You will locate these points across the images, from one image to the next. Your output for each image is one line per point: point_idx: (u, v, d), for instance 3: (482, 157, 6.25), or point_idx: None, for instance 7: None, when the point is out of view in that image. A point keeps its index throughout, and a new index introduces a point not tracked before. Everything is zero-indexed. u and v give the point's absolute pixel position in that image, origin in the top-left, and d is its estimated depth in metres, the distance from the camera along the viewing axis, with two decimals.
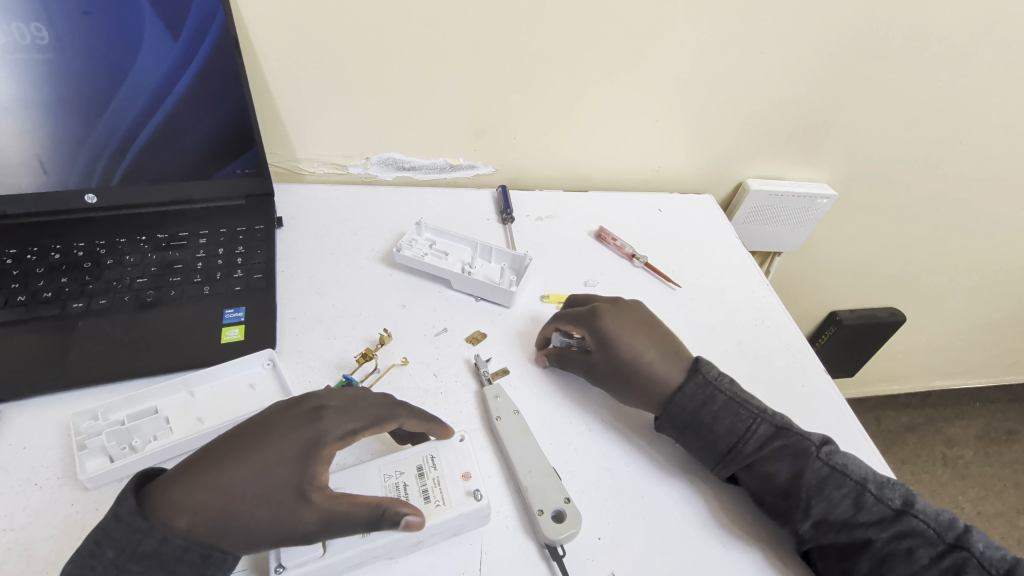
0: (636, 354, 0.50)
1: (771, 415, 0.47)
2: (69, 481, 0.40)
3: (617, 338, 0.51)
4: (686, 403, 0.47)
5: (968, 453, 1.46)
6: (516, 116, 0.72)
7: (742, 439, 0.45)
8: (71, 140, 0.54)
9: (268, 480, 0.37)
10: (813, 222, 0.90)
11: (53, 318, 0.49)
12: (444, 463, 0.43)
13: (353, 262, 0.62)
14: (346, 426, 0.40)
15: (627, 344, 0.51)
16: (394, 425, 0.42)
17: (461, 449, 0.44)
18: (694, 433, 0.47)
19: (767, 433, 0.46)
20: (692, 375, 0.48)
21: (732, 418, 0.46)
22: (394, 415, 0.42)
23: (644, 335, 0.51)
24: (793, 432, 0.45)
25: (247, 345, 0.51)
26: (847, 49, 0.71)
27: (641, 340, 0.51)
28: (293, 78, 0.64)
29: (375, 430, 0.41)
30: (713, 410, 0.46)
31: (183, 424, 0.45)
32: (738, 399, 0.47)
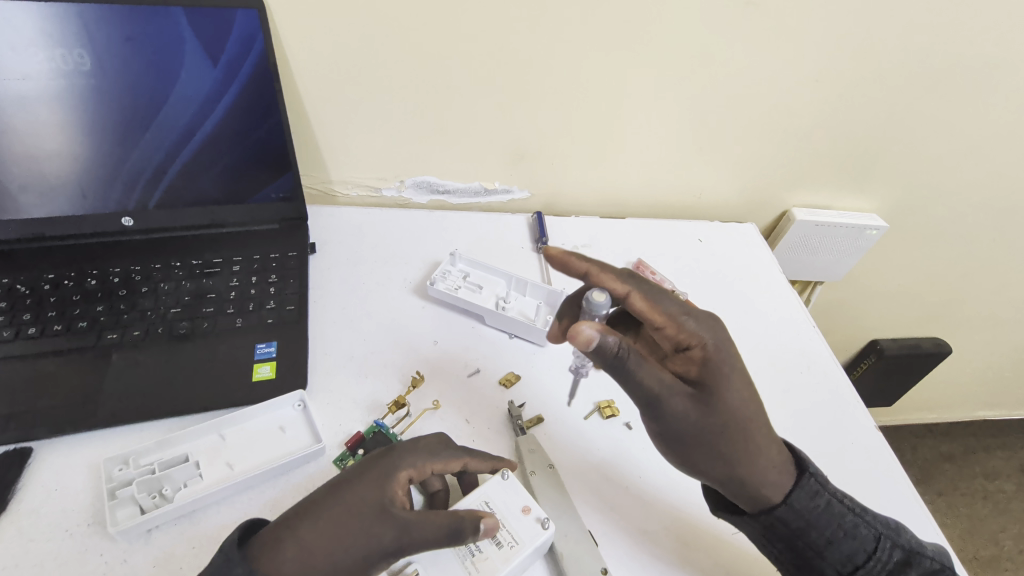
0: (737, 405, 0.41)
1: (891, 534, 0.41)
2: (100, 529, 0.40)
3: (729, 383, 0.41)
4: (792, 520, 0.41)
5: (1010, 486, 1.40)
6: (554, 142, 0.70)
7: (861, 569, 0.41)
8: (109, 165, 0.54)
9: (347, 501, 0.37)
10: (862, 253, 0.86)
11: (87, 349, 0.49)
12: (500, 505, 0.41)
13: (385, 293, 0.61)
14: (416, 459, 0.40)
15: (729, 386, 0.41)
16: (459, 466, 0.42)
17: (510, 483, 0.43)
18: (799, 553, 0.41)
19: (893, 562, 0.41)
20: (800, 482, 0.41)
21: (853, 543, 0.41)
22: (459, 453, 0.42)
23: (747, 380, 0.42)
24: (925, 561, 0.41)
25: (278, 384, 0.49)
26: (906, 78, 0.67)
27: (744, 385, 0.41)
28: (329, 102, 0.63)
29: (442, 464, 0.41)
30: (827, 535, 0.41)
31: (213, 469, 0.43)
32: (856, 514, 0.41)
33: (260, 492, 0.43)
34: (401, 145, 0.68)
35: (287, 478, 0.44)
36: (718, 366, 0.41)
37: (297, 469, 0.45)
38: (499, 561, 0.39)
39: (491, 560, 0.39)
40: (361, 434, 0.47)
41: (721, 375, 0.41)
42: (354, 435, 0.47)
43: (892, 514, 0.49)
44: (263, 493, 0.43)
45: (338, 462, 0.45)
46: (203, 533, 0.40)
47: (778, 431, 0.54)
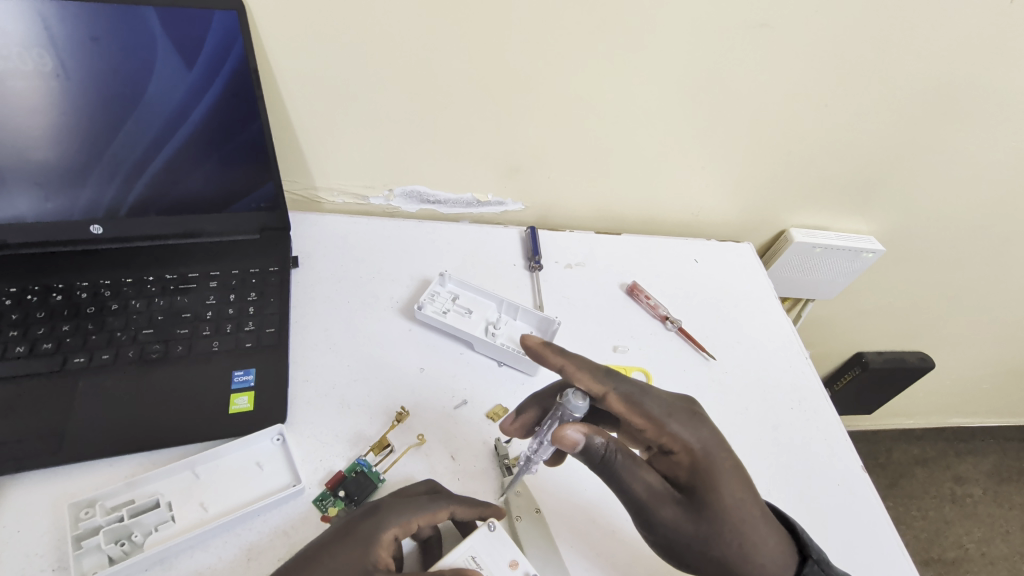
0: (729, 509, 0.41)
1: None
2: (64, 574, 0.38)
3: (718, 486, 0.41)
4: None
5: (977, 491, 1.44)
6: (550, 155, 0.67)
7: None
8: (76, 172, 0.50)
9: (328, 570, 0.37)
10: (856, 274, 0.85)
11: (51, 374, 0.47)
12: (487, 560, 0.41)
13: (371, 314, 0.58)
14: (400, 519, 0.39)
15: (718, 490, 0.41)
16: (446, 514, 0.41)
17: (497, 537, 0.42)
18: None
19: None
20: (801, 569, 0.41)
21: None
22: (445, 501, 0.42)
23: (739, 480, 0.42)
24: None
25: (255, 416, 0.47)
26: (914, 103, 0.65)
27: (734, 486, 0.42)
28: (315, 107, 0.59)
29: (428, 517, 0.40)
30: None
31: (186, 511, 0.42)
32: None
33: (235, 534, 0.41)
34: (391, 153, 0.65)
35: (263, 518, 0.42)
36: (704, 470, 0.42)
37: (274, 509, 0.43)
38: None
39: None
40: (342, 473, 0.45)
41: (709, 478, 0.42)
42: (335, 474, 0.45)
43: (876, 559, 0.50)
44: (238, 536, 0.41)
45: (318, 503, 0.44)
46: None
47: (766, 470, 0.54)
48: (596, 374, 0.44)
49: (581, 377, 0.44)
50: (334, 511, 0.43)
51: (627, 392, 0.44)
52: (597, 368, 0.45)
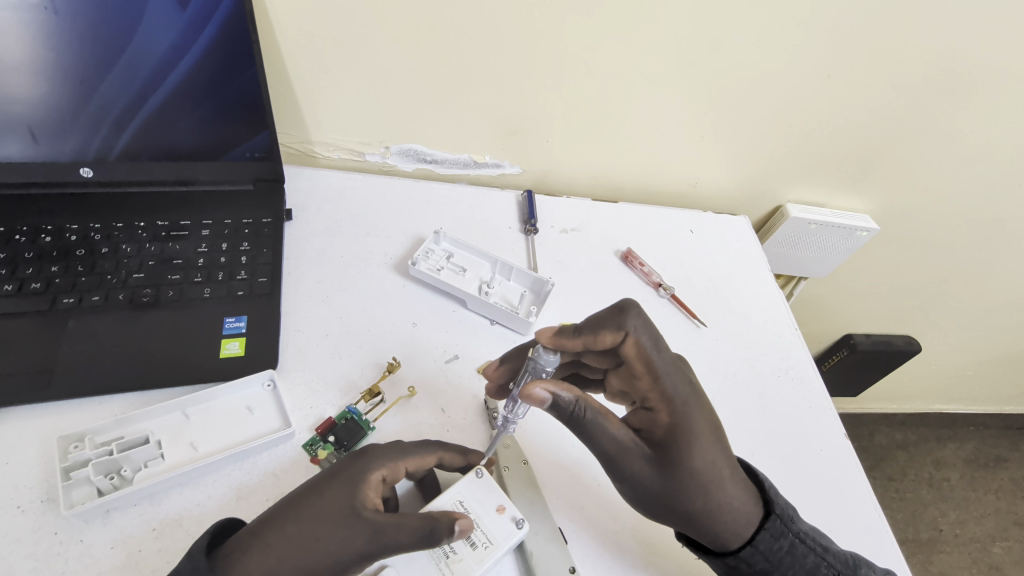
0: (699, 468, 0.42)
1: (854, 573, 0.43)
2: (54, 506, 0.38)
3: (693, 445, 0.42)
4: (756, 560, 0.42)
5: (955, 475, 1.47)
6: (550, 118, 0.67)
7: None
8: (66, 112, 0.49)
9: (316, 508, 0.36)
10: (849, 252, 0.85)
11: (41, 314, 0.46)
12: (474, 504, 0.42)
13: (364, 268, 0.58)
14: (388, 461, 0.39)
15: (692, 449, 0.42)
16: (434, 460, 0.42)
17: (484, 483, 0.43)
18: None
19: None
20: (763, 525, 0.42)
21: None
22: (434, 448, 0.42)
23: (714, 440, 0.43)
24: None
25: (247, 362, 0.47)
26: (919, 81, 0.65)
27: (707, 445, 0.42)
28: (312, 57, 0.58)
29: (415, 461, 0.41)
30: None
31: (176, 450, 0.42)
32: (818, 554, 0.42)
33: (224, 473, 0.42)
34: (389, 109, 0.64)
35: (253, 460, 0.43)
36: (681, 430, 0.42)
37: (264, 451, 0.43)
38: (473, 561, 0.40)
39: (465, 560, 0.40)
40: (333, 420, 0.46)
41: (685, 437, 0.42)
42: (325, 420, 0.46)
43: (855, 522, 0.51)
44: (228, 475, 0.42)
45: (308, 447, 0.44)
46: (164, 515, 0.39)
47: (750, 435, 0.55)
48: (607, 323, 0.41)
49: (567, 337, 0.42)
50: (324, 455, 0.44)
51: (642, 341, 0.41)
52: (609, 316, 0.42)
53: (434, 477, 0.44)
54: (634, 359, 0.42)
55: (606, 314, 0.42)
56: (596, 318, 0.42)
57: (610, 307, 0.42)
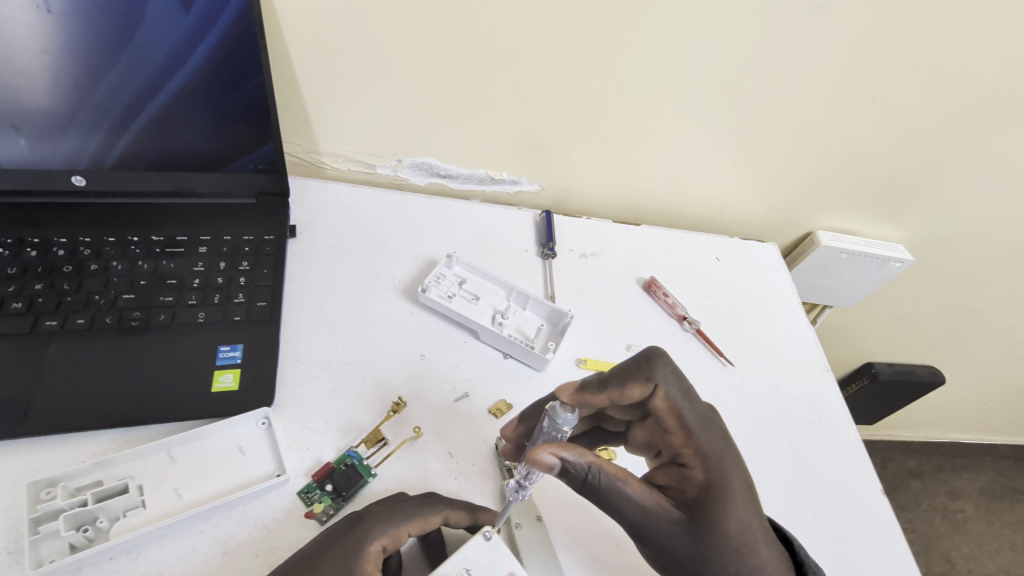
0: (733, 531, 0.38)
1: None
2: (19, 560, 0.34)
3: (726, 506, 0.38)
4: None
5: (969, 508, 1.42)
6: (574, 135, 0.63)
7: None
8: (57, 117, 0.45)
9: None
10: (880, 283, 0.81)
11: (20, 336, 0.43)
12: (482, 573, 0.38)
13: (371, 292, 0.54)
14: (388, 528, 0.36)
15: (726, 510, 0.38)
16: (440, 520, 0.38)
17: (493, 547, 0.39)
18: None
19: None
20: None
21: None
22: (440, 506, 0.39)
23: (750, 500, 0.39)
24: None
25: (241, 396, 0.44)
26: (969, 107, 0.61)
27: (742, 506, 0.38)
28: (324, 63, 0.54)
29: (420, 524, 0.37)
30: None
31: (158, 497, 0.38)
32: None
33: (211, 525, 0.38)
34: (403, 120, 0.60)
35: (243, 509, 0.39)
36: (716, 488, 0.38)
37: (255, 499, 0.40)
38: None
39: None
40: (331, 465, 0.42)
41: (720, 497, 0.38)
42: (323, 466, 0.42)
43: None
44: (215, 526, 0.38)
45: (303, 497, 0.40)
46: (142, 573, 0.35)
47: (780, 490, 0.50)
48: (635, 376, 0.38)
49: (591, 392, 0.38)
50: (320, 507, 0.40)
51: (672, 395, 0.38)
52: (636, 367, 0.38)
53: (439, 534, 0.40)
54: (665, 414, 0.39)
55: (632, 364, 0.38)
56: (622, 369, 0.38)
57: (636, 356, 0.39)
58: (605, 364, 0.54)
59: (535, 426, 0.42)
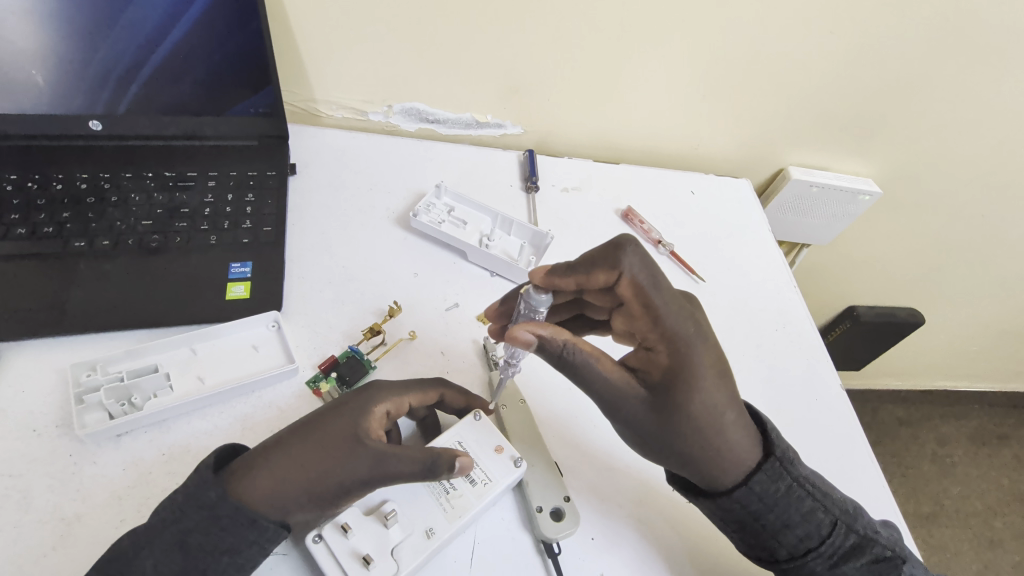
0: (700, 410, 0.39)
1: (856, 520, 0.41)
2: (68, 431, 0.40)
3: (693, 386, 0.39)
4: (751, 503, 0.40)
5: (959, 453, 1.40)
6: (551, 76, 0.67)
7: (814, 553, 0.40)
8: (73, 64, 0.49)
9: (323, 434, 0.37)
10: (850, 219, 0.85)
11: (53, 256, 0.48)
12: (473, 443, 0.42)
13: (367, 222, 0.59)
14: (391, 397, 0.40)
15: (693, 389, 0.39)
16: (436, 397, 0.43)
17: (483, 423, 0.43)
18: (750, 532, 0.41)
19: (843, 548, 0.41)
20: (761, 466, 0.40)
21: (809, 527, 0.41)
22: (437, 385, 0.43)
23: (717, 380, 0.40)
24: (878, 549, 0.41)
25: (253, 304, 0.49)
26: (924, 36, 0.64)
27: (709, 386, 0.39)
28: (314, 11, 0.58)
29: (419, 397, 0.42)
30: (784, 519, 0.40)
31: (183, 382, 0.44)
32: (816, 499, 0.41)
33: (231, 406, 0.43)
34: (390, 66, 0.64)
35: (259, 394, 0.44)
36: (683, 370, 0.39)
37: (270, 386, 0.45)
38: (472, 497, 0.39)
39: (465, 496, 0.39)
40: (335, 358, 0.47)
41: (686, 377, 0.39)
42: (328, 359, 0.47)
43: (847, 467, 0.52)
44: (234, 407, 0.43)
45: (310, 383, 0.45)
46: (172, 441, 0.41)
47: (744, 383, 0.55)
48: (602, 261, 0.39)
49: (558, 275, 0.41)
50: (326, 387, 0.45)
51: (637, 280, 0.39)
52: (604, 253, 0.39)
53: (435, 418, 0.45)
54: (631, 298, 0.40)
55: (599, 251, 0.40)
56: (590, 257, 0.40)
57: (606, 243, 0.40)
58: None
59: (512, 310, 0.46)
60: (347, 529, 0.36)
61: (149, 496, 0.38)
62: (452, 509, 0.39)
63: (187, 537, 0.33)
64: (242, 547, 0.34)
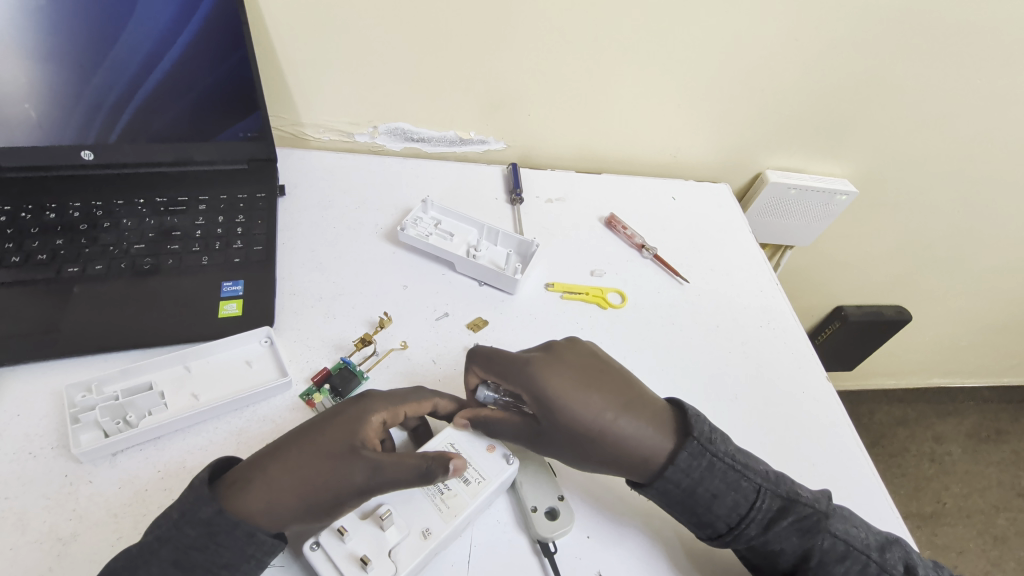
0: (612, 399, 0.43)
1: (776, 483, 0.41)
2: (64, 452, 0.41)
3: (597, 383, 0.43)
4: (678, 480, 0.40)
5: (957, 449, 1.38)
6: (529, 93, 0.69)
7: (746, 521, 0.40)
8: (66, 97, 0.50)
9: (318, 445, 0.37)
10: (830, 218, 0.87)
11: (47, 282, 0.49)
12: (466, 445, 0.43)
13: (356, 237, 0.61)
14: (385, 407, 0.40)
15: (601, 388, 0.43)
16: (431, 405, 0.43)
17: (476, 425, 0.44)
18: (686, 508, 0.41)
19: (773, 510, 0.41)
20: (682, 445, 0.41)
21: (736, 495, 0.40)
22: (431, 394, 0.44)
23: (624, 385, 0.44)
24: (802, 508, 0.41)
25: (246, 320, 0.50)
26: (880, 43, 0.67)
27: (615, 388, 0.43)
28: (298, 40, 0.60)
29: (414, 406, 0.42)
30: (711, 490, 0.40)
31: (178, 399, 0.44)
32: (737, 469, 0.41)
33: (225, 421, 0.44)
34: (373, 88, 0.66)
35: (253, 408, 0.45)
36: (592, 366, 0.45)
37: (264, 400, 0.45)
38: (467, 496, 0.40)
39: (460, 496, 0.40)
40: (328, 370, 0.48)
41: (584, 382, 0.43)
42: (321, 371, 0.48)
43: (837, 457, 0.53)
44: (229, 422, 0.44)
45: (303, 395, 0.46)
46: (168, 458, 0.41)
47: (731, 379, 0.57)
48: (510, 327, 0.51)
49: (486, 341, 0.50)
50: (319, 398, 0.46)
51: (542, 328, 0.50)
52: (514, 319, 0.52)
53: (427, 426, 0.45)
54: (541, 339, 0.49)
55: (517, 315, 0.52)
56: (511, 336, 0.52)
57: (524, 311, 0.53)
58: (572, 286, 0.61)
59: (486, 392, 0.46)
60: (344, 533, 0.37)
61: (145, 512, 0.39)
62: (448, 509, 0.39)
63: (184, 552, 0.33)
64: (241, 560, 0.34)
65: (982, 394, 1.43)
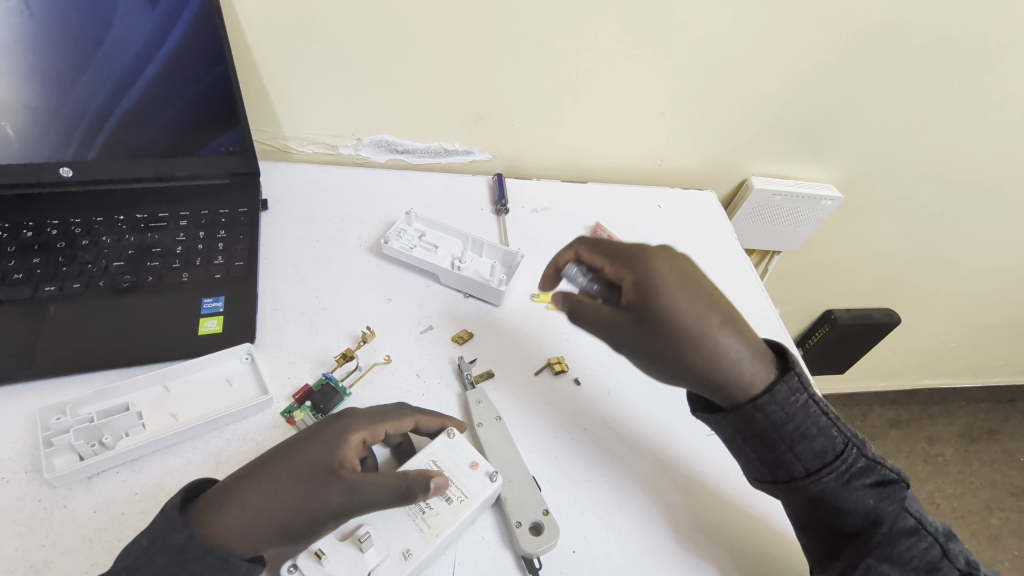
0: (715, 322, 0.41)
1: (862, 445, 0.42)
2: (37, 477, 0.40)
3: (704, 303, 0.41)
4: (770, 412, 0.40)
5: (949, 450, 1.38)
6: (513, 104, 0.69)
7: (828, 469, 0.41)
8: (43, 113, 0.50)
9: (295, 466, 0.37)
10: (816, 223, 0.87)
11: (23, 302, 0.48)
12: (448, 462, 0.42)
13: (340, 251, 0.60)
14: (365, 426, 0.40)
15: (708, 305, 0.41)
16: (412, 423, 0.43)
17: (458, 442, 0.43)
18: (770, 447, 0.41)
19: (856, 467, 0.41)
20: (781, 378, 0.40)
21: (823, 442, 0.41)
22: (411, 412, 0.43)
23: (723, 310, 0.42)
24: (884, 472, 0.42)
25: (226, 337, 0.49)
26: (859, 50, 0.67)
27: (715, 311, 0.41)
28: (280, 53, 0.60)
29: (395, 424, 0.42)
30: (804, 429, 0.40)
31: (156, 420, 0.44)
32: (830, 418, 0.41)
33: (204, 441, 0.43)
34: (357, 101, 0.66)
35: (232, 427, 0.44)
36: (696, 283, 0.42)
37: (243, 419, 0.45)
38: (448, 514, 0.39)
39: (441, 514, 0.39)
40: (309, 387, 0.47)
41: (690, 297, 0.41)
42: (302, 388, 0.47)
43: None
44: (208, 442, 0.43)
45: (284, 413, 0.45)
46: (145, 481, 0.41)
47: None
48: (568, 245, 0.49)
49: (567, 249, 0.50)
50: (300, 416, 0.45)
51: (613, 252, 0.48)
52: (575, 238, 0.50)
53: (410, 443, 0.45)
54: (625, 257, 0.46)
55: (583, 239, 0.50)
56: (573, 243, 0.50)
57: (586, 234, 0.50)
58: None
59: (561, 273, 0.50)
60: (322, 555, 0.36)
61: (120, 537, 0.38)
62: (429, 529, 0.39)
63: None
64: None
65: (972, 395, 1.44)
